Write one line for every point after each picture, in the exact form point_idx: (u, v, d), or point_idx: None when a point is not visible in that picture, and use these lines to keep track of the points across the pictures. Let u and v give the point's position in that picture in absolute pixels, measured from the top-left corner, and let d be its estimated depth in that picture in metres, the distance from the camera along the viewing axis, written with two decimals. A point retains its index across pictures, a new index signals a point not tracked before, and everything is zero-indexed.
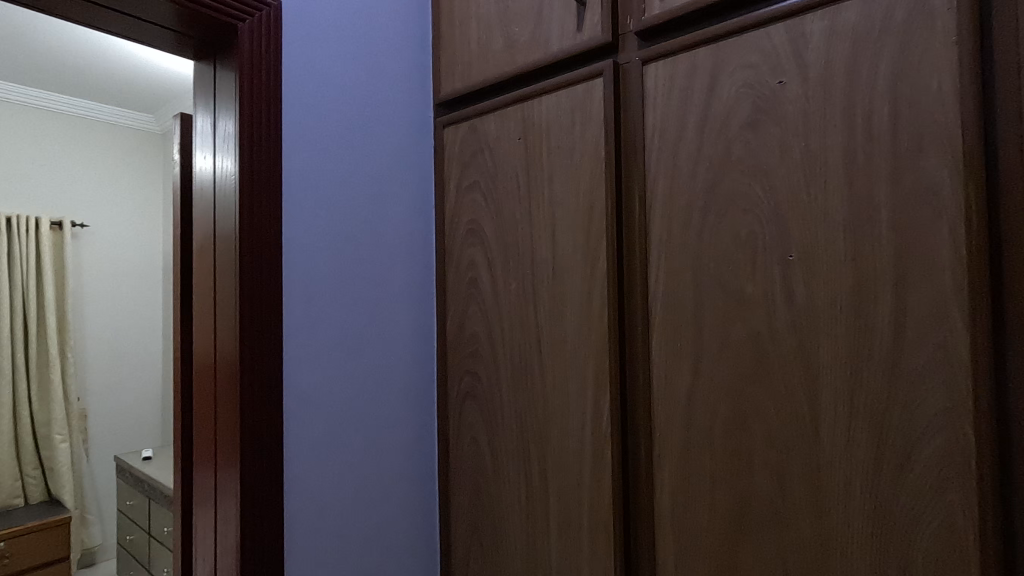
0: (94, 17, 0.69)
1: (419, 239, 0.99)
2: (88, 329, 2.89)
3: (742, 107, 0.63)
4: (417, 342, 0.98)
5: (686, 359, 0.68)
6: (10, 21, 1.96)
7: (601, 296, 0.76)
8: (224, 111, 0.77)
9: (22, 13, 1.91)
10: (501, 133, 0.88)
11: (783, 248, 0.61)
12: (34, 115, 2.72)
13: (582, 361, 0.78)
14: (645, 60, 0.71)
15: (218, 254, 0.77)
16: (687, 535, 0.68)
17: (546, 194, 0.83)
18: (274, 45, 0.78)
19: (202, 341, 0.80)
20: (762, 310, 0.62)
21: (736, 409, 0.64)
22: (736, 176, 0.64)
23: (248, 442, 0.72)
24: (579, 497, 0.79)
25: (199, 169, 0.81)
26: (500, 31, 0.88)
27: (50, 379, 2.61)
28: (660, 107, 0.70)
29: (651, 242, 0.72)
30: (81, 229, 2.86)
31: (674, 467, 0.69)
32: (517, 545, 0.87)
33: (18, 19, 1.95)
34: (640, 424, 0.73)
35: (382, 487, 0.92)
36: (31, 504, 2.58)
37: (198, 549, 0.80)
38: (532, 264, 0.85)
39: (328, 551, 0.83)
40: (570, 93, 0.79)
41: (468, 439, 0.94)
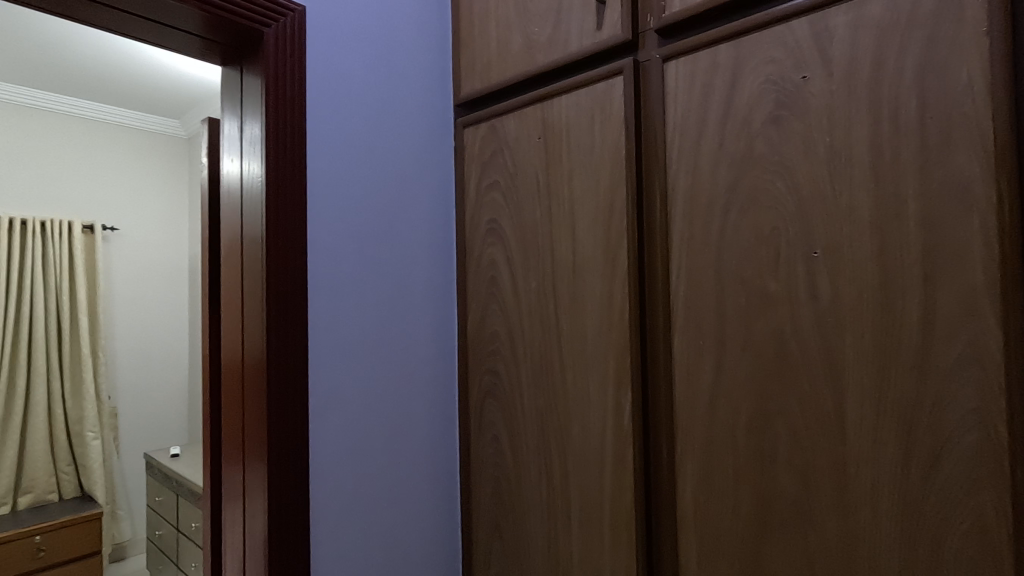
0: (125, 24, 0.72)
1: (440, 239, 1.01)
2: (118, 329, 2.97)
3: (765, 103, 0.63)
4: (437, 342, 0.99)
5: (708, 358, 0.68)
6: (48, 32, 2.05)
7: (621, 294, 0.76)
8: (250, 115, 0.79)
9: (59, 23, 1.98)
10: (521, 134, 0.89)
11: (807, 245, 0.60)
12: (67, 122, 2.81)
13: (602, 359, 0.79)
14: (666, 58, 0.71)
15: (245, 254, 0.79)
16: (709, 534, 0.68)
17: (565, 193, 0.83)
18: (298, 49, 0.79)
19: (230, 340, 0.82)
20: (786, 308, 0.62)
21: (760, 408, 0.64)
22: (758, 173, 0.63)
23: (275, 440, 0.74)
24: (600, 495, 0.79)
25: (227, 172, 0.83)
26: (519, 32, 0.89)
27: (82, 377, 2.69)
28: (680, 104, 0.70)
29: (672, 241, 0.71)
30: (111, 233, 2.95)
31: (696, 466, 0.69)
32: (538, 544, 0.87)
33: (50, 28, 2.02)
34: (662, 422, 0.73)
35: (405, 483, 0.93)
36: (64, 499, 2.64)
37: (228, 542, 0.82)
38: (552, 263, 0.85)
39: (352, 548, 0.84)
40: (589, 92, 0.79)
41: (489, 437, 0.94)
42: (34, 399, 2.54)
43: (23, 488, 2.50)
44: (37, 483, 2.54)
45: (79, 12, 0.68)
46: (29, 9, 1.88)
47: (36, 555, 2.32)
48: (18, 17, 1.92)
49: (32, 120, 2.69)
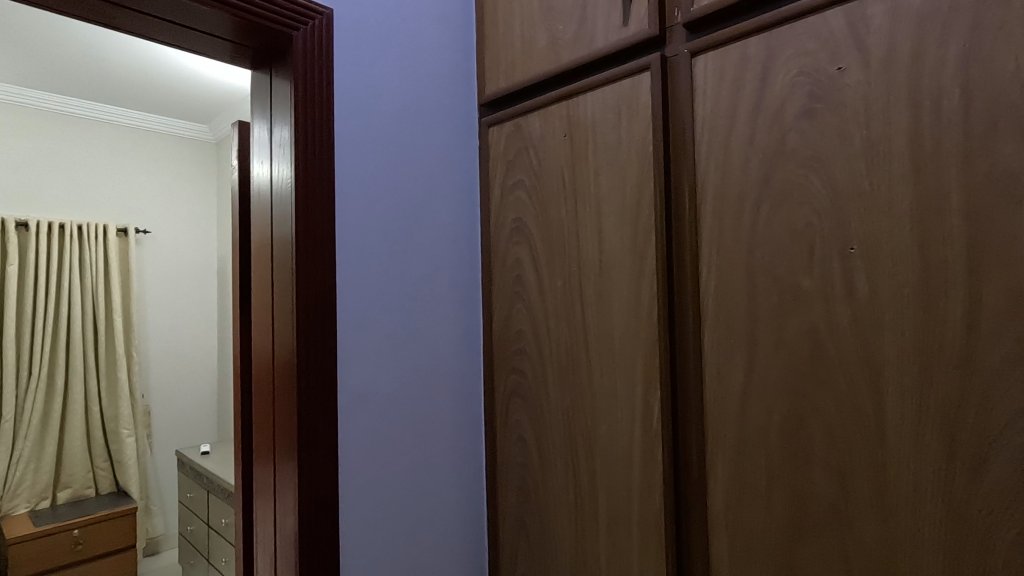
0: (160, 31, 0.74)
1: (465, 238, 1.01)
2: (150, 329, 3.05)
3: (798, 95, 0.61)
4: (462, 341, 0.99)
5: (739, 356, 0.67)
6: (88, 39, 2.12)
7: (649, 292, 0.75)
8: (279, 119, 0.80)
9: (98, 31, 2.05)
10: (546, 132, 0.89)
11: (844, 240, 0.58)
12: (101, 129, 2.91)
13: (630, 358, 0.78)
14: (694, 52, 0.70)
15: (276, 255, 0.80)
16: (742, 536, 0.67)
17: (591, 190, 0.82)
18: (326, 52, 0.80)
19: (261, 339, 0.83)
20: (820, 306, 0.60)
21: (794, 407, 0.62)
22: (791, 167, 0.62)
23: (305, 439, 0.75)
24: (628, 495, 0.78)
25: (257, 174, 0.85)
26: (544, 30, 0.88)
27: (117, 376, 2.78)
28: (709, 99, 0.69)
29: (702, 237, 0.70)
30: (144, 236, 3.04)
31: (727, 467, 0.68)
32: (565, 544, 0.87)
33: (90, 36, 2.09)
34: (692, 422, 0.72)
35: (431, 482, 0.93)
36: (102, 494, 2.74)
37: (259, 537, 0.83)
38: (578, 260, 0.85)
39: (380, 546, 0.85)
40: (615, 88, 0.79)
41: (515, 437, 0.94)
42: (73, 396, 2.64)
43: (62, 483, 2.62)
44: (75, 479, 2.65)
45: (113, 18, 0.70)
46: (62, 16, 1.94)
47: (75, 548, 2.40)
48: (51, 23, 1.99)
49: (69, 127, 2.80)
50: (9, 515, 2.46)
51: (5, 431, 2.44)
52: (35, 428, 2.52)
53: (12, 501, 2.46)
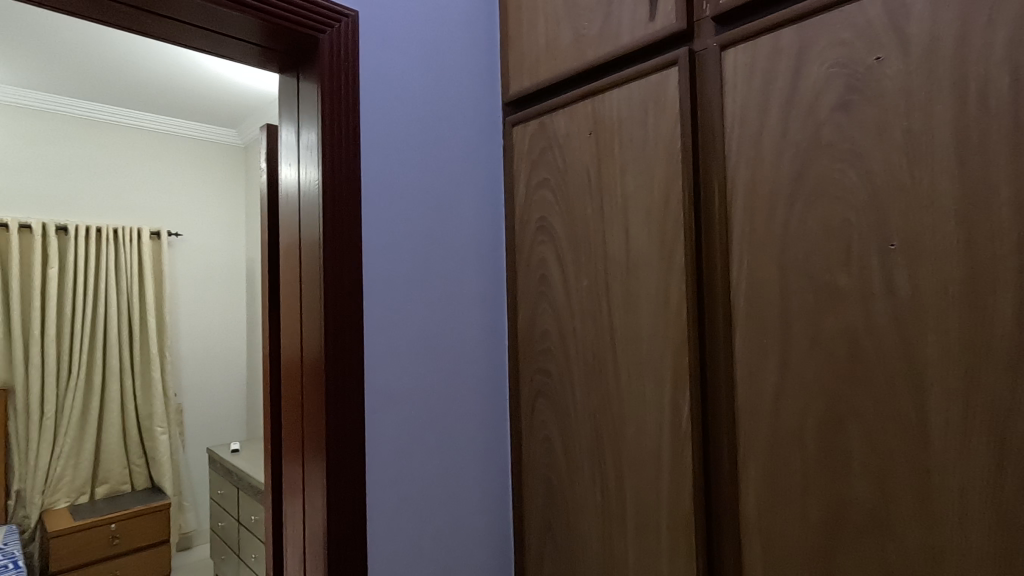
0: (190, 37, 0.75)
1: (489, 238, 1.00)
2: (182, 330, 3.13)
3: (834, 87, 0.59)
4: (487, 341, 0.99)
5: (772, 356, 0.65)
6: (124, 47, 2.19)
7: (678, 292, 0.74)
8: (306, 122, 0.81)
9: (134, 39, 2.12)
10: (571, 130, 0.88)
11: (882, 237, 0.56)
12: (136, 136, 2.99)
13: (658, 359, 0.76)
14: (723, 46, 0.69)
15: (303, 256, 0.81)
16: (775, 541, 0.65)
17: (617, 188, 0.81)
18: (352, 54, 0.81)
19: (290, 340, 0.84)
20: (858, 304, 0.58)
21: (831, 409, 0.60)
22: (826, 161, 0.60)
23: (334, 438, 0.76)
24: (657, 497, 0.77)
25: (285, 177, 0.86)
26: (569, 28, 0.88)
27: (151, 375, 2.86)
28: (740, 93, 0.68)
29: (732, 234, 0.69)
30: (176, 238, 3.12)
31: (760, 471, 0.66)
32: (592, 545, 0.86)
33: (126, 44, 2.16)
34: (722, 424, 0.70)
35: (456, 483, 0.93)
36: (137, 489, 2.82)
37: (288, 535, 0.85)
38: (604, 259, 0.84)
39: (406, 547, 0.85)
40: (642, 84, 0.77)
41: (541, 437, 0.94)
42: (109, 395, 2.73)
43: (100, 479, 2.72)
44: (112, 475, 2.75)
45: (144, 24, 0.72)
46: (97, 24, 2.01)
47: (112, 542, 2.48)
48: (87, 32, 2.06)
49: (105, 134, 2.89)
50: (50, 508, 2.56)
51: (46, 428, 2.54)
52: (74, 425, 2.61)
53: (53, 496, 2.56)
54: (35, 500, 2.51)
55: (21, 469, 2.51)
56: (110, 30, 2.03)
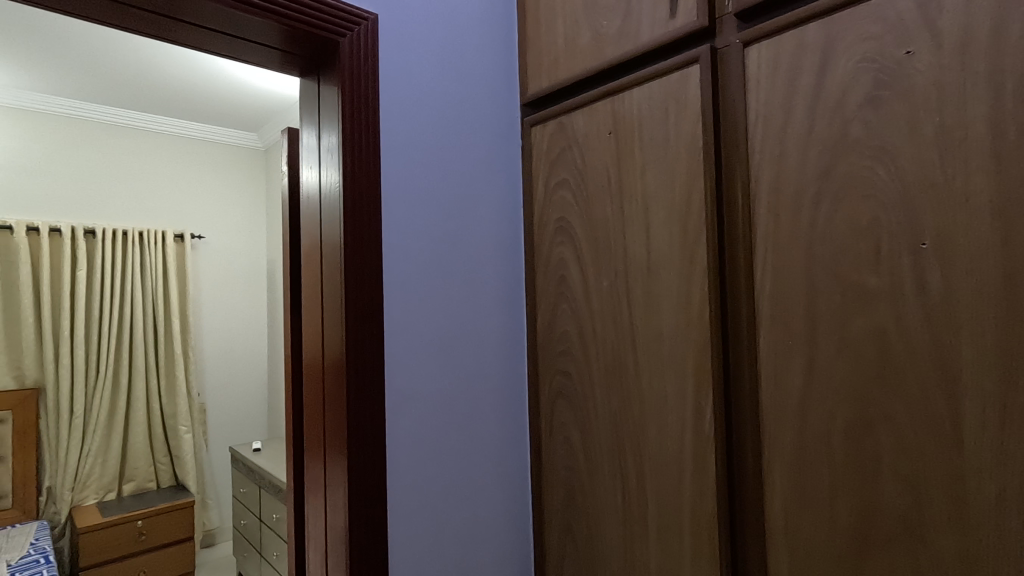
0: (213, 43, 0.77)
1: (508, 240, 1.00)
2: (205, 331, 3.19)
3: (862, 83, 0.58)
4: (507, 342, 0.99)
5: (798, 358, 0.64)
6: (153, 55, 2.25)
7: (700, 292, 0.73)
8: (327, 125, 0.81)
9: (164, 47, 2.18)
10: (590, 130, 0.87)
11: (913, 235, 0.55)
12: (160, 140, 3.06)
13: (680, 360, 0.75)
14: (746, 42, 0.68)
15: (324, 257, 0.82)
16: (802, 546, 0.64)
17: (638, 187, 0.81)
18: (372, 57, 0.81)
19: (311, 341, 0.85)
20: (889, 305, 0.57)
21: (859, 412, 0.59)
22: (854, 159, 0.59)
23: (355, 439, 0.76)
24: (679, 500, 0.76)
25: (306, 179, 0.87)
26: (588, 27, 0.87)
27: (175, 375, 2.92)
28: (763, 90, 0.66)
29: (756, 234, 0.68)
30: (198, 241, 3.17)
31: (786, 474, 0.65)
32: (613, 549, 0.85)
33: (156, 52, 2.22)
34: (747, 426, 0.69)
35: (476, 485, 0.93)
36: (162, 487, 2.88)
37: (310, 533, 0.85)
38: (624, 259, 0.83)
39: (427, 548, 0.85)
40: (663, 83, 0.77)
41: (561, 439, 0.93)
42: (135, 395, 2.80)
43: (127, 476, 2.78)
44: (138, 472, 2.81)
45: (169, 31, 0.73)
46: (119, 31, 2.05)
47: (138, 538, 2.54)
48: (109, 39, 2.10)
49: (132, 139, 2.97)
50: (79, 505, 2.63)
51: (75, 427, 2.61)
52: (102, 423, 2.68)
53: (82, 493, 2.63)
54: (65, 497, 2.58)
55: (52, 466, 2.58)
56: (131, 36, 2.07)
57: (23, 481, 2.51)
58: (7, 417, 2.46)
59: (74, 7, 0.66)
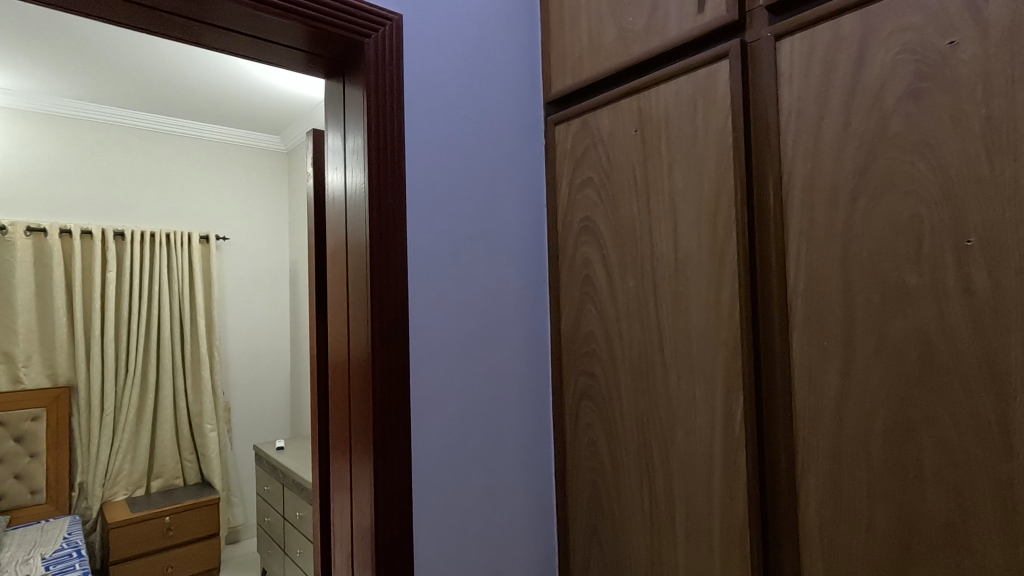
0: (241, 44, 0.77)
1: (531, 239, 1.00)
2: (230, 331, 3.25)
3: (902, 75, 0.56)
4: (531, 343, 0.98)
5: (834, 360, 0.62)
6: (186, 61, 2.31)
7: (730, 292, 0.71)
8: (352, 127, 0.82)
9: (198, 52, 2.24)
10: (616, 128, 0.86)
11: (958, 232, 0.53)
12: (186, 144, 3.12)
13: (709, 362, 0.74)
14: (778, 36, 0.66)
15: (350, 257, 0.82)
16: (839, 553, 0.62)
17: (665, 185, 0.79)
18: (396, 57, 0.82)
19: (337, 342, 0.86)
20: (931, 304, 0.54)
21: (899, 416, 0.57)
22: (893, 153, 0.57)
23: (380, 440, 0.76)
24: (709, 504, 0.74)
25: (332, 181, 0.87)
26: (613, 24, 0.86)
27: (201, 374, 2.97)
28: (797, 84, 0.65)
29: (789, 232, 0.66)
30: (223, 242, 3.23)
31: (821, 479, 0.63)
32: (640, 552, 0.84)
33: (189, 58, 2.28)
34: (780, 430, 0.67)
35: (501, 486, 0.92)
36: (189, 484, 2.94)
37: (336, 532, 0.86)
38: (651, 258, 0.82)
39: (451, 550, 0.85)
40: (691, 78, 0.75)
41: (586, 441, 0.93)
42: (162, 393, 2.86)
43: (155, 473, 2.84)
44: (166, 469, 2.87)
45: (197, 35, 0.74)
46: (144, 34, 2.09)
47: (166, 534, 2.59)
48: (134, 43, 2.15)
49: (161, 143, 3.03)
50: (110, 500, 2.70)
51: (106, 424, 2.68)
52: (131, 421, 2.75)
53: (112, 488, 2.70)
54: (96, 492, 2.65)
55: (84, 462, 2.66)
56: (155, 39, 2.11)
57: (56, 476, 2.59)
58: (41, 414, 2.55)
59: (107, 12, 0.68)
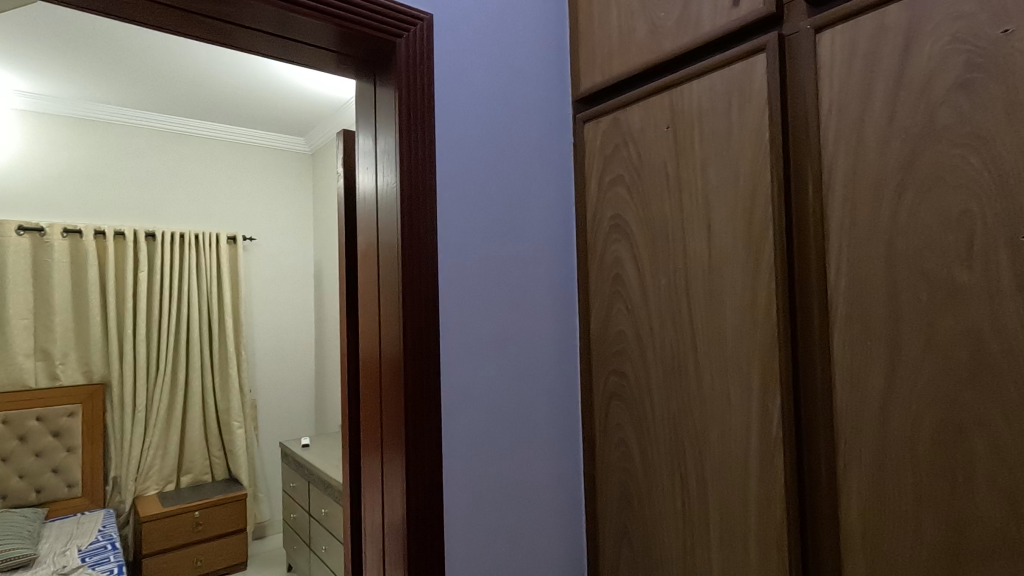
0: (276, 47, 0.79)
1: (560, 238, 0.99)
2: (256, 330, 3.30)
3: (951, 66, 0.54)
4: (559, 342, 0.98)
5: (878, 359, 0.60)
6: (215, 62, 2.35)
7: (767, 291, 0.70)
8: (383, 128, 0.82)
9: (227, 54, 2.28)
10: (647, 124, 0.85)
11: (1012, 228, 0.51)
12: (214, 146, 3.18)
13: (745, 360, 0.73)
14: (818, 28, 0.65)
15: (381, 256, 0.83)
16: (882, 557, 0.60)
17: (698, 181, 0.78)
18: (427, 56, 0.82)
19: (368, 340, 0.86)
20: (984, 303, 0.53)
21: (948, 417, 0.55)
22: (942, 147, 0.55)
23: (412, 438, 0.76)
24: (744, 506, 0.73)
25: (363, 181, 0.88)
26: (644, 20, 0.85)
27: (229, 371, 3.03)
28: (838, 78, 0.63)
29: (829, 229, 0.65)
30: (250, 242, 3.29)
31: (864, 481, 0.62)
32: (673, 554, 0.83)
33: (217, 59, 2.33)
34: (820, 432, 0.66)
35: (530, 484, 0.92)
36: (217, 479, 3.00)
37: (367, 528, 0.86)
38: (684, 256, 0.80)
39: (481, 549, 0.85)
40: (725, 74, 0.74)
41: (616, 441, 0.92)
42: (192, 391, 2.93)
43: (184, 469, 2.91)
44: (195, 465, 2.93)
45: (232, 37, 0.76)
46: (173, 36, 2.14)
47: (196, 528, 2.64)
48: (163, 44, 2.19)
49: (191, 146, 3.11)
50: (142, 495, 2.77)
51: (138, 420, 2.75)
52: (162, 419, 2.81)
53: (144, 483, 2.77)
54: (129, 487, 2.72)
55: (117, 458, 2.73)
56: (183, 40, 2.15)
57: (91, 470, 2.67)
58: (76, 411, 2.64)
59: (148, 16, 0.70)
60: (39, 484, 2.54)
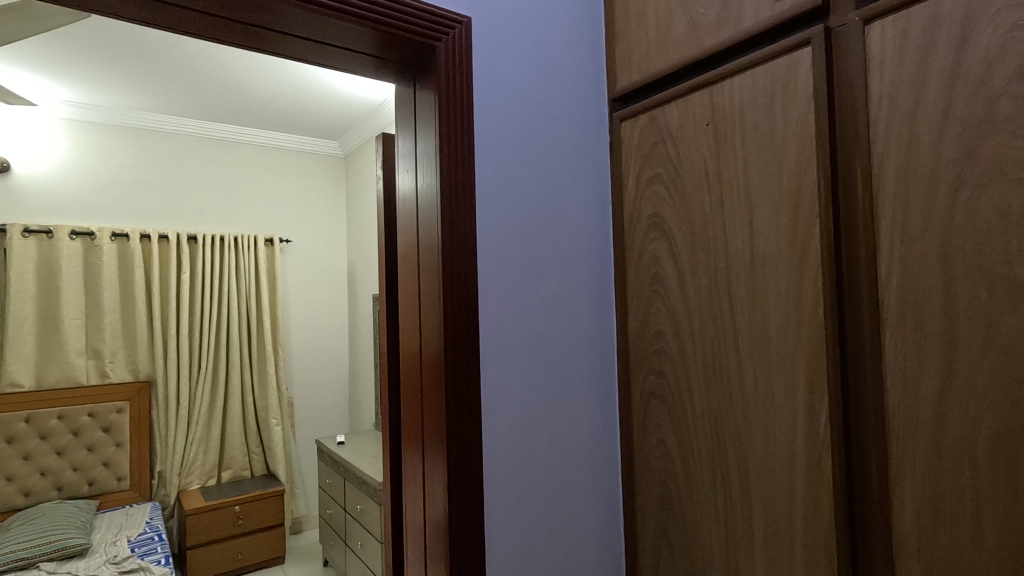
0: (319, 53, 0.81)
1: (597, 237, 0.99)
2: (292, 330, 3.39)
3: (1013, 56, 0.52)
4: (596, 341, 0.98)
5: (933, 358, 0.59)
6: (254, 69, 2.42)
7: (813, 289, 0.69)
8: (423, 131, 0.84)
9: (265, 61, 2.34)
10: (686, 122, 0.85)
11: None
12: (251, 151, 3.28)
13: (790, 360, 0.71)
14: (867, 19, 0.63)
15: (422, 256, 0.84)
16: (940, 563, 0.58)
17: (741, 178, 0.77)
18: (466, 58, 0.83)
19: (408, 339, 0.88)
20: None
21: (1012, 420, 0.53)
22: (1001, 141, 0.53)
23: (453, 436, 0.77)
24: (790, 508, 0.72)
25: (403, 183, 0.90)
26: (683, 16, 0.85)
27: (266, 369, 3.13)
28: (889, 70, 0.62)
29: (880, 226, 0.63)
30: (286, 244, 3.38)
31: (919, 484, 0.60)
32: (714, 555, 0.82)
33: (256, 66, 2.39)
34: (871, 433, 0.64)
35: (569, 482, 0.92)
36: (256, 475, 3.08)
37: (408, 524, 0.88)
38: (725, 253, 0.79)
39: (520, 545, 0.85)
40: (769, 69, 0.73)
41: (655, 440, 0.91)
42: (231, 389, 3.02)
43: (225, 464, 3.00)
44: (235, 461, 3.02)
45: (276, 45, 0.78)
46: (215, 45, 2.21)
47: (237, 522, 2.73)
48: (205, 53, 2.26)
49: (230, 151, 3.20)
50: (185, 489, 2.87)
51: (182, 416, 2.86)
52: (203, 416, 2.91)
53: (187, 478, 2.87)
54: (173, 481, 2.83)
55: (163, 453, 2.84)
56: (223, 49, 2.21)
57: (138, 464, 2.78)
58: (125, 407, 2.75)
59: (197, 27, 0.73)
60: (91, 476, 2.66)
